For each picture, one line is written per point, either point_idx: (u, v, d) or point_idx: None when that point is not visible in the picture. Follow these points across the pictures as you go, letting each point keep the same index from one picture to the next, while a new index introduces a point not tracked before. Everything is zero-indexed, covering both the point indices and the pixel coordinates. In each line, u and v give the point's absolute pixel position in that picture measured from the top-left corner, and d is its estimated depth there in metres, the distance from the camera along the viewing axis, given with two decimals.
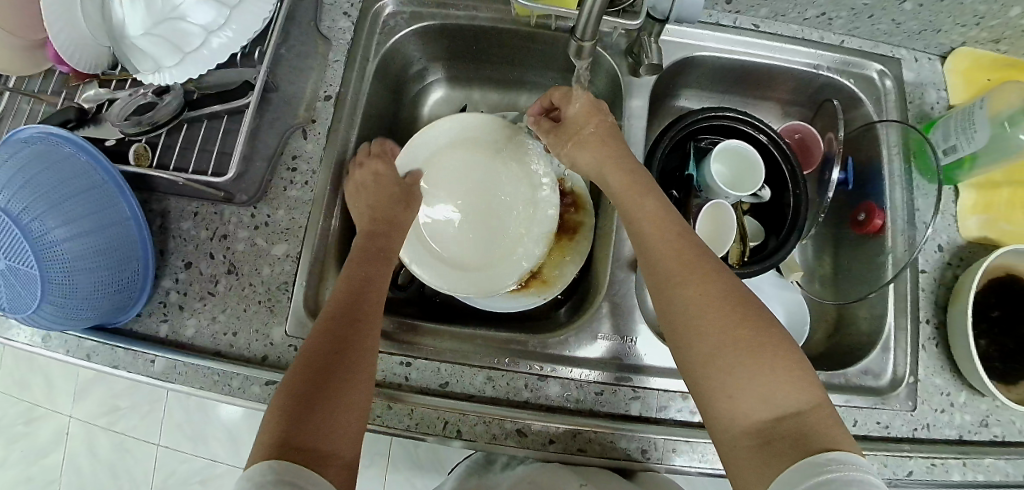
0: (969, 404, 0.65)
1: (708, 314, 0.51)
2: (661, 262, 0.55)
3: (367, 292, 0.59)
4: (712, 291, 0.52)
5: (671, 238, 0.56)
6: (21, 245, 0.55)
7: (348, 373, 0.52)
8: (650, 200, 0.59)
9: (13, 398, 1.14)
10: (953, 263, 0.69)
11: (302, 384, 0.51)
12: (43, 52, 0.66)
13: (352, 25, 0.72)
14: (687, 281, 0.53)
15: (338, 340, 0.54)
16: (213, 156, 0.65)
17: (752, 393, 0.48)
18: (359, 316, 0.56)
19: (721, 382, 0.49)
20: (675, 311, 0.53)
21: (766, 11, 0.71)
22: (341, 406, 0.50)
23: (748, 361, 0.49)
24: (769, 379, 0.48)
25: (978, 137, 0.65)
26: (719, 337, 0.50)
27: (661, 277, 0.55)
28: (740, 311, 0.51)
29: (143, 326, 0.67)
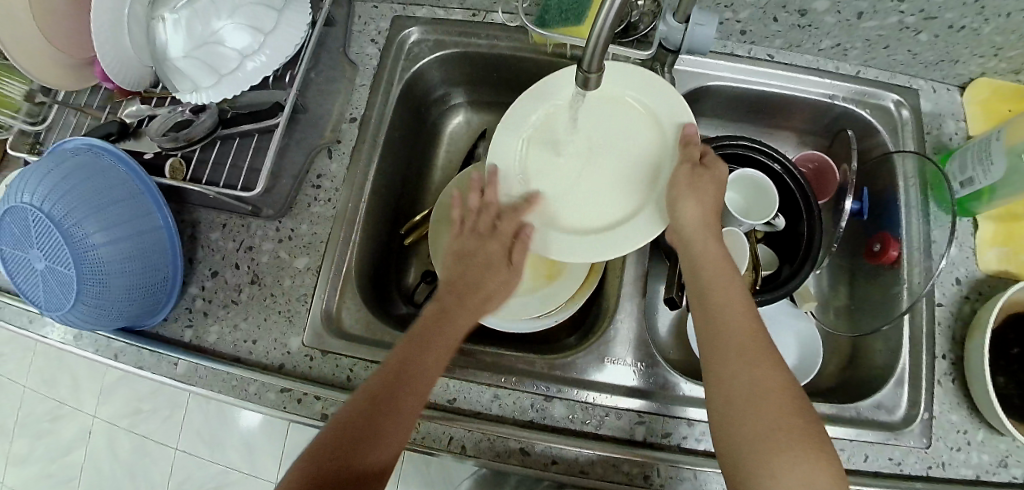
0: (987, 443, 0.63)
1: (760, 399, 0.51)
2: (726, 340, 0.55)
3: (445, 327, 0.59)
4: (772, 377, 0.52)
5: (740, 318, 0.55)
6: (61, 247, 0.59)
7: (391, 429, 0.54)
8: (736, 280, 0.58)
9: (42, 396, 1.18)
10: (971, 296, 0.67)
11: (349, 425, 0.53)
12: (90, 69, 0.71)
13: (379, 52, 0.76)
14: (757, 362, 0.53)
15: (397, 378, 0.55)
16: (242, 172, 0.68)
17: (792, 478, 0.48)
18: (416, 363, 0.56)
19: (764, 460, 0.49)
20: (734, 385, 0.52)
21: (781, 42, 0.72)
22: (376, 454, 0.53)
23: (795, 447, 0.49)
24: (808, 468, 0.48)
25: (994, 169, 0.64)
26: (770, 419, 0.50)
27: (728, 351, 0.54)
28: (795, 400, 0.51)
29: (169, 330, 0.70)
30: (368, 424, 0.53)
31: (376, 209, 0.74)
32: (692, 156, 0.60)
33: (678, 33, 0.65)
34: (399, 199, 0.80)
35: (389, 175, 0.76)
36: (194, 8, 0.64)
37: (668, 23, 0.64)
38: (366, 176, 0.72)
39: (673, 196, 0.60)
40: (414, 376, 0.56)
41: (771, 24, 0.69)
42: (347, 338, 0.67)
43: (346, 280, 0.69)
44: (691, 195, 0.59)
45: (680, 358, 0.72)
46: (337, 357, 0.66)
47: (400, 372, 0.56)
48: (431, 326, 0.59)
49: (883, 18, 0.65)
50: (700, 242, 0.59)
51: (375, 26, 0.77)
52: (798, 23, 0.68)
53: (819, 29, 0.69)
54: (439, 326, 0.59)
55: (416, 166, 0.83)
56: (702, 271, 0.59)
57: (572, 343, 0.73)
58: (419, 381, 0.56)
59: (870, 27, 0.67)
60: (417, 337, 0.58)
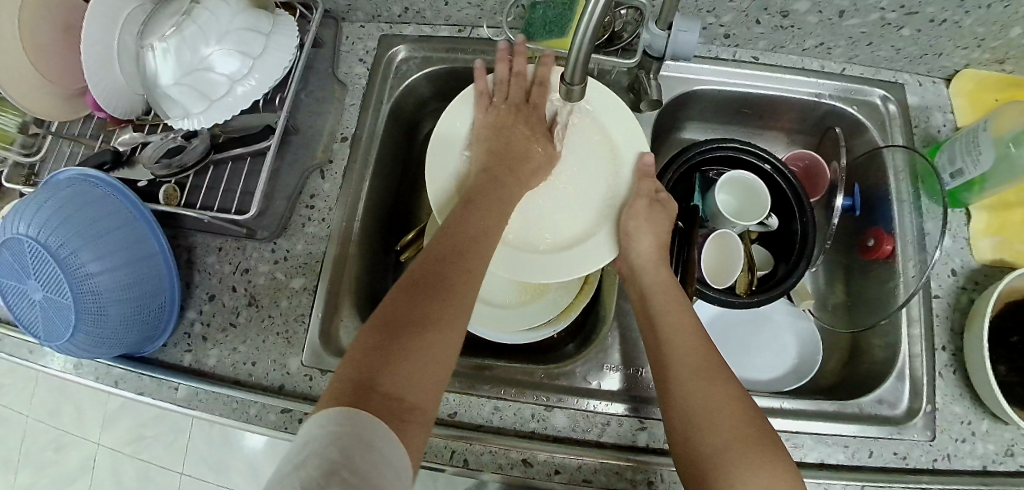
0: (992, 433, 0.63)
1: (716, 417, 0.50)
2: (680, 362, 0.55)
3: (450, 289, 0.52)
4: (726, 392, 0.52)
5: (693, 338, 0.56)
6: (58, 276, 0.60)
7: (435, 343, 0.49)
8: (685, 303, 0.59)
9: (45, 425, 1.17)
10: (968, 286, 0.67)
11: (391, 315, 0.49)
12: (82, 99, 0.72)
13: (368, 71, 0.77)
14: (711, 374, 0.53)
15: (405, 328, 0.48)
16: (236, 196, 0.69)
17: (752, 484, 0.47)
18: (422, 313, 0.49)
19: (723, 471, 0.48)
20: (690, 400, 0.52)
21: (764, 44, 0.73)
22: (434, 350, 0.48)
23: (754, 455, 0.48)
24: (769, 481, 0.46)
25: (983, 159, 0.64)
26: (727, 432, 0.49)
27: (681, 367, 0.54)
28: (751, 413, 0.51)
29: (168, 355, 0.70)
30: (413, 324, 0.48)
31: (371, 226, 0.75)
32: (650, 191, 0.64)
33: (661, 40, 0.64)
34: (393, 216, 0.80)
35: (382, 192, 0.77)
36: (182, 35, 0.63)
37: (650, 31, 0.64)
38: (359, 193, 0.73)
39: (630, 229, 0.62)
40: (453, 270, 0.53)
41: (754, 27, 0.70)
42: (346, 356, 0.67)
43: (344, 299, 0.70)
44: (648, 227, 0.62)
45: None
46: None
47: (410, 322, 0.48)
48: (462, 226, 0.57)
49: (864, 16, 0.66)
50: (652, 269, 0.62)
51: (363, 45, 0.79)
52: (780, 24, 0.69)
53: (801, 29, 0.69)
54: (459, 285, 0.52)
55: (409, 182, 0.84)
56: (658, 294, 0.60)
57: (571, 353, 0.73)
58: (433, 330, 0.49)
59: (852, 24, 0.67)
60: (450, 235, 0.56)
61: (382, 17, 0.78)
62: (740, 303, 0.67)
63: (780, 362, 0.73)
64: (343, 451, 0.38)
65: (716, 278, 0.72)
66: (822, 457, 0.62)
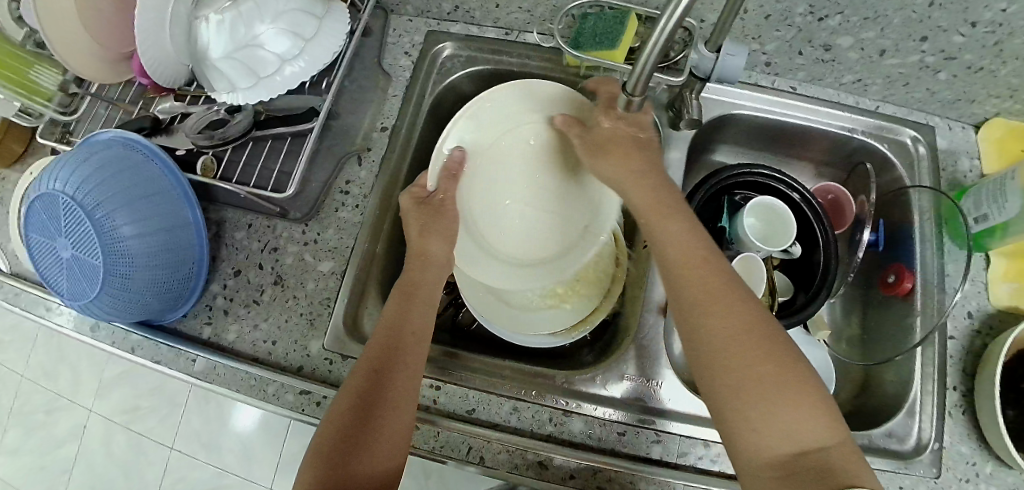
0: (996, 476, 0.64)
1: (743, 345, 0.50)
2: (688, 287, 0.54)
3: (402, 358, 0.57)
4: (737, 322, 0.51)
5: (698, 262, 0.55)
6: (90, 236, 0.60)
7: (393, 412, 0.55)
8: (682, 224, 0.57)
9: (39, 387, 1.16)
10: (982, 330, 0.69)
11: (351, 406, 0.54)
12: (127, 64, 0.72)
13: (412, 64, 0.78)
14: (721, 308, 0.52)
15: (365, 403, 0.54)
16: (273, 174, 0.69)
17: (775, 425, 0.48)
18: (380, 387, 0.55)
19: (748, 414, 0.49)
20: (705, 337, 0.52)
21: (803, 76, 0.75)
22: (387, 435, 0.54)
23: (777, 394, 0.48)
24: (793, 420, 0.48)
25: (1009, 207, 0.66)
26: (746, 370, 0.49)
27: (689, 301, 0.53)
28: (767, 342, 0.50)
29: (188, 327, 0.70)
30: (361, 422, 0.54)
31: (401, 217, 0.75)
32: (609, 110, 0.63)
33: (709, 62, 0.66)
34: None
35: None
36: (238, 10, 0.64)
37: (698, 51, 0.66)
38: (393, 184, 0.73)
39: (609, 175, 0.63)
40: (400, 342, 0.58)
41: (796, 58, 0.72)
42: (368, 344, 0.67)
43: (371, 286, 0.70)
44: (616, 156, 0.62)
45: None
46: (356, 363, 0.66)
47: (369, 396, 0.54)
48: (399, 315, 0.60)
49: (904, 57, 0.67)
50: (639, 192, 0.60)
51: (409, 39, 0.79)
52: (822, 57, 0.71)
53: (842, 64, 0.71)
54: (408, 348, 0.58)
55: None
56: (654, 221, 0.58)
57: (588, 360, 0.73)
58: (391, 398, 0.55)
59: (892, 64, 0.69)
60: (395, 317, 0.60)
61: (431, 13, 0.79)
62: None
63: None
64: None
65: None
66: None
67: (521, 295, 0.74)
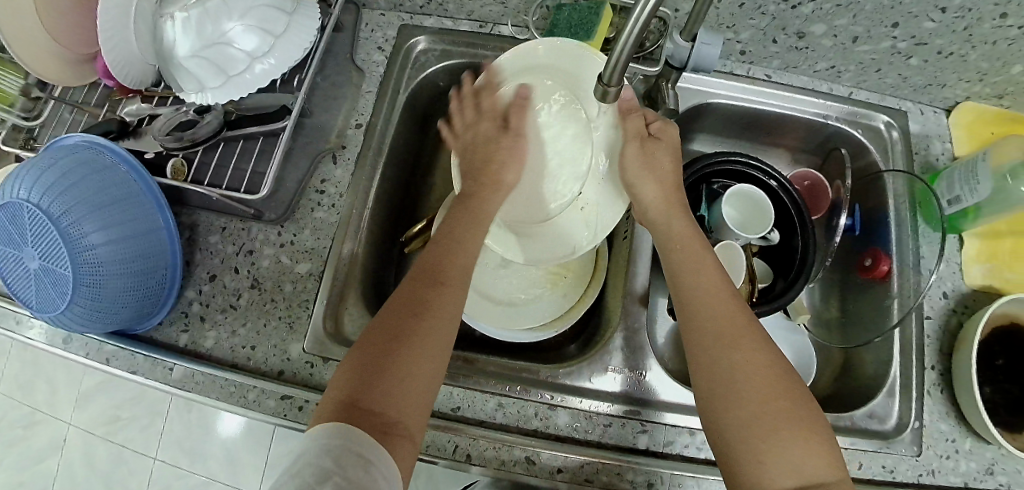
0: (975, 451, 0.65)
1: (757, 378, 0.51)
2: (708, 318, 0.55)
3: (454, 271, 0.56)
4: (756, 356, 0.52)
5: (723, 297, 0.56)
6: (57, 245, 0.58)
7: (437, 329, 0.52)
8: (707, 258, 0.59)
9: (14, 400, 1.13)
10: (957, 310, 0.70)
11: (380, 341, 0.51)
12: (90, 65, 0.70)
13: (386, 59, 0.77)
14: (739, 340, 0.53)
15: (414, 309, 0.53)
16: (246, 175, 0.67)
17: (781, 459, 0.48)
18: (428, 293, 0.54)
19: (754, 447, 0.49)
20: (719, 368, 0.52)
21: (777, 64, 0.75)
22: (428, 352, 0.51)
23: (783, 430, 0.49)
24: (799, 455, 0.48)
25: (980, 188, 0.67)
26: (757, 403, 0.50)
27: (707, 332, 0.54)
28: (779, 378, 0.51)
29: (163, 335, 0.68)
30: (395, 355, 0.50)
31: (380, 215, 0.74)
32: (640, 128, 0.64)
33: (684, 51, 0.65)
34: (401, 206, 0.80)
35: (393, 182, 0.76)
36: (204, 6, 0.62)
37: (675, 41, 0.65)
38: (371, 181, 0.72)
39: (630, 179, 0.64)
40: (447, 256, 0.57)
41: (770, 46, 0.72)
42: (350, 345, 0.66)
43: (351, 285, 0.69)
44: (648, 175, 0.64)
45: (677, 369, 0.73)
46: (338, 365, 0.65)
47: (414, 306, 0.53)
48: (450, 235, 0.59)
49: (876, 43, 0.68)
50: (664, 222, 0.62)
51: (383, 33, 0.78)
52: (795, 45, 0.71)
53: (815, 51, 0.71)
54: (458, 258, 0.57)
55: (419, 173, 0.83)
56: (676, 254, 0.60)
57: (573, 353, 0.73)
58: (439, 311, 0.53)
59: (864, 50, 0.70)
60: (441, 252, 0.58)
61: (403, 7, 0.78)
62: None
63: None
64: (335, 460, 0.43)
65: None
66: None
67: (503, 289, 0.74)
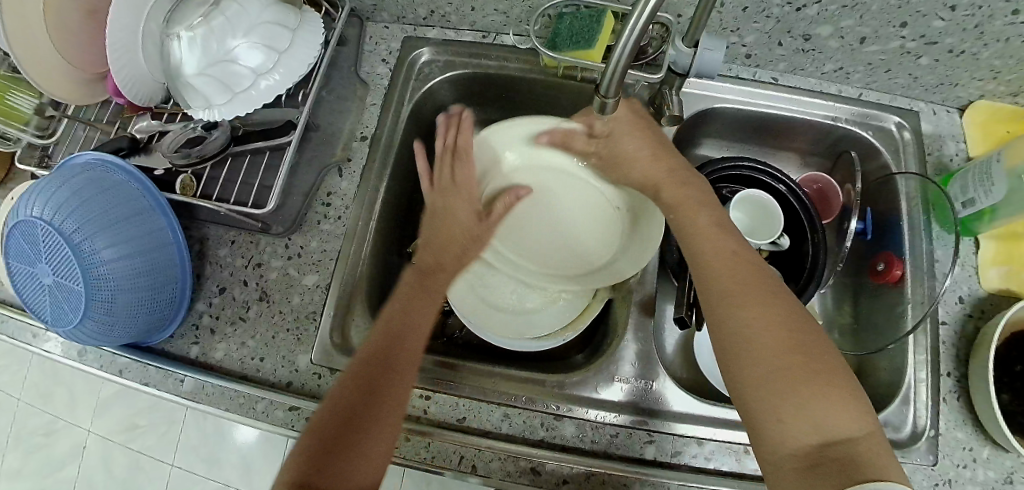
0: (993, 460, 0.63)
1: (770, 334, 0.50)
2: (715, 279, 0.55)
3: (405, 340, 0.58)
4: (766, 310, 0.51)
5: (730, 255, 0.56)
6: (70, 261, 0.59)
7: (387, 408, 0.54)
8: (709, 220, 0.58)
9: (37, 409, 1.16)
10: (974, 314, 0.68)
11: (336, 418, 0.53)
12: (101, 84, 0.71)
13: (390, 71, 0.78)
14: (747, 297, 0.52)
15: (369, 388, 0.54)
16: (253, 189, 0.68)
17: (800, 413, 0.47)
18: (380, 372, 0.55)
19: (771, 402, 0.48)
20: (728, 327, 0.52)
21: (784, 66, 0.74)
22: (377, 430, 0.53)
23: (800, 383, 0.47)
24: (819, 408, 0.47)
25: (995, 190, 0.65)
26: (771, 357, 0.49)
27: (715, 291, 0.54)
28: (792, 331, 0.50)
29: (175, 347, 0.69)
30: (348, 441, 0.52)
31: (386, 226, 0.75)
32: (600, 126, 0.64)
33: (687, 57, 0.64)
34: (407, 217, 0.80)
35: (398, 193, 0.77)
36: (210, 25, 0.63)
37: (677, 47, 0.64)
38: (376, 193, 0.73)
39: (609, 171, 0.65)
40: (399, 333, 0.58)
41: (776, 49, 0.71)
42: None
43: (357, 298, 0.69)
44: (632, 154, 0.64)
45: (685, 377, 0.73)
46: None
47: (370, 383, 0.54)
48: (399, 311, 0.60)
49: (884, 43, 0.67)
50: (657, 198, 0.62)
51: (386, 46, 0.79)
52: (802, 47, 0.70)
53: (822, 53, 0.70)
54: (407, 327, 0.59)
55: None
56: (681, 219, 0.60)
57: (580, 362, 0.73)
58: (389, 386, 0.55)
59: (872, 51, 0.68)
60: (389, 329, 0.58)
61: (406, 19, 0.78)
62: None
63: None
64: None
65: None
66: None
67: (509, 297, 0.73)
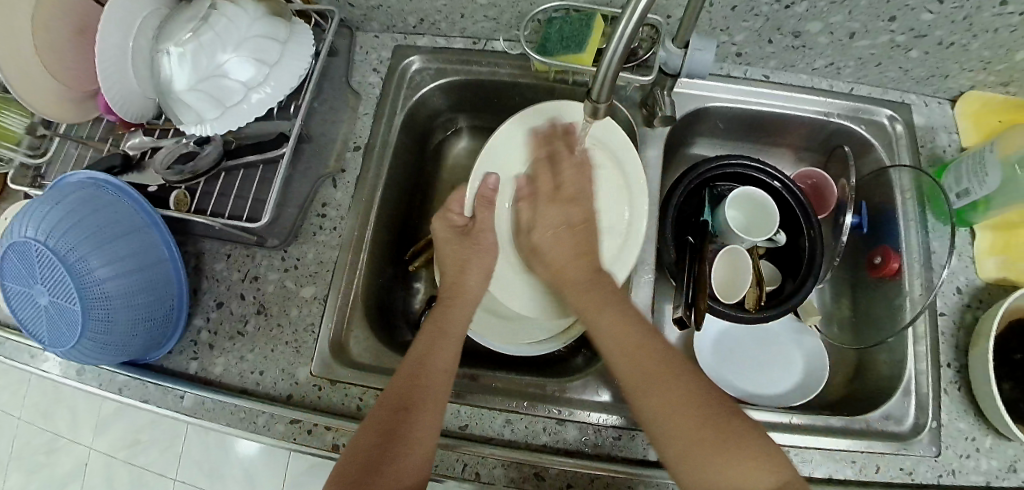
0: (996, 449, 0.64)
1: (669, 407, 0.53)
2: (624, 371, 0.57)
3: (435, 364, 0.60)
4: (673, 391, 0.54)
5: (631, 338, 0.58)
6: (65, 281, 0.59)
7: (424, 427, 0.56)
8: (607, 312, 0.60)
9: (38, 429, 1.15)
10: (972, 304, 0.68)
11: (374, 441, 0.55)
12: (92, 102, 0.71)
13: (382, 80, 0.78)
14: (656, 383, 0.55)
15: (400, 406, 0.56)
16: (248, 203, 0.68)
17: (724, 472, 0.50)
18: (413, 392, 0.57)
19: (698, 473, 0.51)
20: (645, 419, 0.54)
21: (775, 63, 0.74)
22: (415, 448, 0.55)
23: (717, 449, 0.51)
24: (745, 471, 0.50)
25: (990, 180, 0.66)
26: (684, 436, 0.52)
27: (631, 379, 0.56)
28: (700, 402, 0.53)
29: (174, 363, 0.69)
30: (387, 455, 0.54)
31: (382, 235, 0.74)
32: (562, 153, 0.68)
33: (677, 58, 0.67)
34: (403, 225, 0.80)
35: (393, 201, 0.77)
36: (199, 41, 0.62)
37: (667, 49, 0.66)
38: (371, 202, 0.72)
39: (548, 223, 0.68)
40: (420, 362, 0.60)
41: (766, 46, 0.71)
42: (357, 367, 0.66)
43: (356, 308, 0.69)
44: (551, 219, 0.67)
45: None
46: (345, 386, 0.65)
47: (402, 407, 0.56)
48: (429, 343, 0.62)
49: (874, 38, 0.67)
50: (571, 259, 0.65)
51: (377, 55, 0.79)
52: (792, 44, 0.70)
53: (812, 49, 0.70)
54: (438, 355, 0.61)
55: (420, 191, 0.84)
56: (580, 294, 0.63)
57: (580, 365, 0.73)
58: (420, 408, 0.57)
59: (862, 46, 0.69)
60: (426, 352, 0.61)
61: (396, 28, 0.78)
62: (747, 318, 0.68)
63: (786, 377, 0.74)
64: None
65: (724, 294, 0.72)
66: (831, 471, 0.63)
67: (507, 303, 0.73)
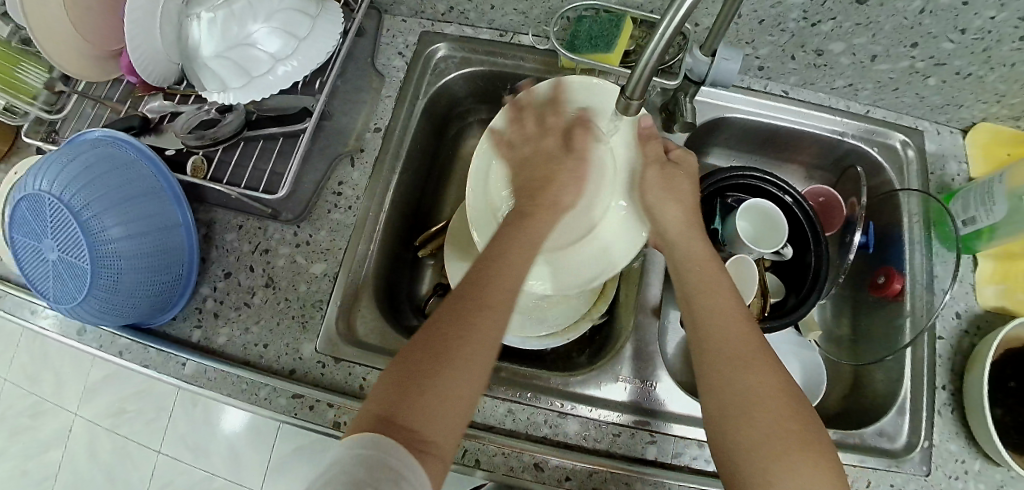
0: (984, 473, 0.65)
1: (766, 395, 0.51)
2: (719, 339, 0.54)
3: (501, 270, 0.54)
4: (766, 376, 0.51)
5: (732, 313, 0.56)
6: (77, 238, 0.58)
7: (476, 345, 0.50)
8: (725, 283, 0.58)
9: (23, 391, 1.13)
10: (970, 331, 0.70)
11: (420, 353, 0.50)
12: (115, 62, 0.71)
13: (406, 65, 0.78)
14: (749, 364, 0.52)
15: (456, 317, 0.51)
16: (265, 175, 0.68)
17: (793, 477, 0.47)
18: (474, 300, 0.52)
19: (762, 469, 0.48)
20: (729, 395, 0.51)
21: (795, 80, 0.75)
22: (467, 364, 0.50)
23: (794, 454, 0.48)
24: (809, 477, 0.47)
25: (996, 209, 0.67)
26: (764, 426, 0.49)
27: (718, 351, 0.53)
28: (789, 402, 0.51)
29: (177, 330, 0.69)
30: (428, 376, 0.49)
31: (395, 218, 0.75)
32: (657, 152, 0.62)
33: (704, 66, 0.65)
34: (417, 210, 0.80)
35: (409, 186, 0.77)
36: (231, 9, 0.63)
37: (694, 56, 0.65)
38: (387, 184, 0.72)
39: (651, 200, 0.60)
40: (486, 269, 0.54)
41: (788, 63, 0.72)
42: (364, 347, 0.66)
43: (365, 288, 0.69)
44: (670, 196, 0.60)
45: (686, 381, 0.74)
46: (349, 365, 0.65)
47: (460, 316, 0.51)
48: (496, 248, 0.55)
49: (895, 62, 0.68)
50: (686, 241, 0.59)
51: (403, 39, 0.79)
52: (814, 62, 0.71)
53: (834, 69, 0.72)
54: (510, 259, 0.54)
55: (434, 177, 0.84)
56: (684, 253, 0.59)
57: (583, 363, 0.73)
58: (482, 321, 0.51)
59: (883, 69, 0.70)
60: (489, 257, 0.54)
61: (425, 14, 0.79)
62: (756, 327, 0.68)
63: None
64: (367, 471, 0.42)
65: None
66: None
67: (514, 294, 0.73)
